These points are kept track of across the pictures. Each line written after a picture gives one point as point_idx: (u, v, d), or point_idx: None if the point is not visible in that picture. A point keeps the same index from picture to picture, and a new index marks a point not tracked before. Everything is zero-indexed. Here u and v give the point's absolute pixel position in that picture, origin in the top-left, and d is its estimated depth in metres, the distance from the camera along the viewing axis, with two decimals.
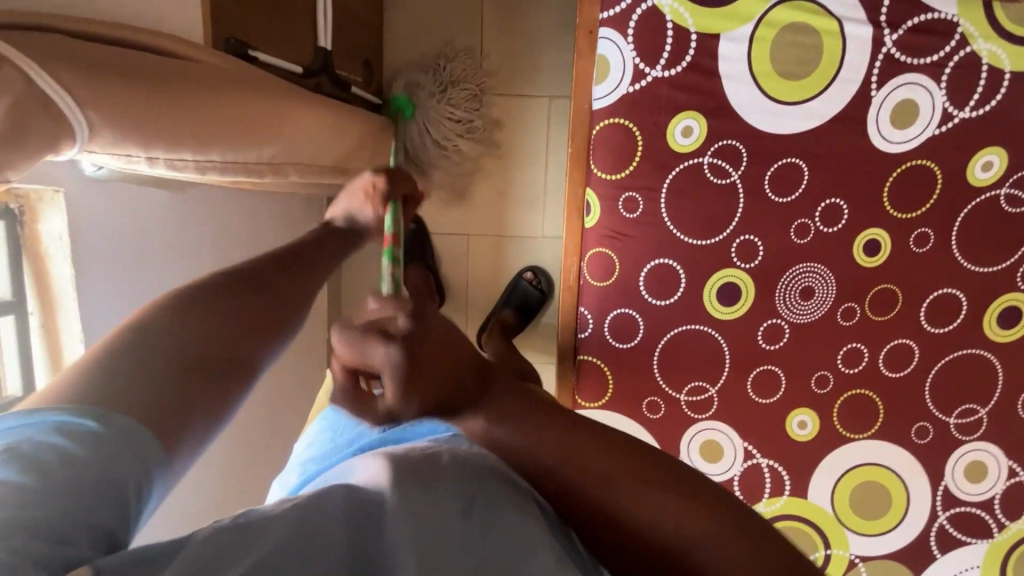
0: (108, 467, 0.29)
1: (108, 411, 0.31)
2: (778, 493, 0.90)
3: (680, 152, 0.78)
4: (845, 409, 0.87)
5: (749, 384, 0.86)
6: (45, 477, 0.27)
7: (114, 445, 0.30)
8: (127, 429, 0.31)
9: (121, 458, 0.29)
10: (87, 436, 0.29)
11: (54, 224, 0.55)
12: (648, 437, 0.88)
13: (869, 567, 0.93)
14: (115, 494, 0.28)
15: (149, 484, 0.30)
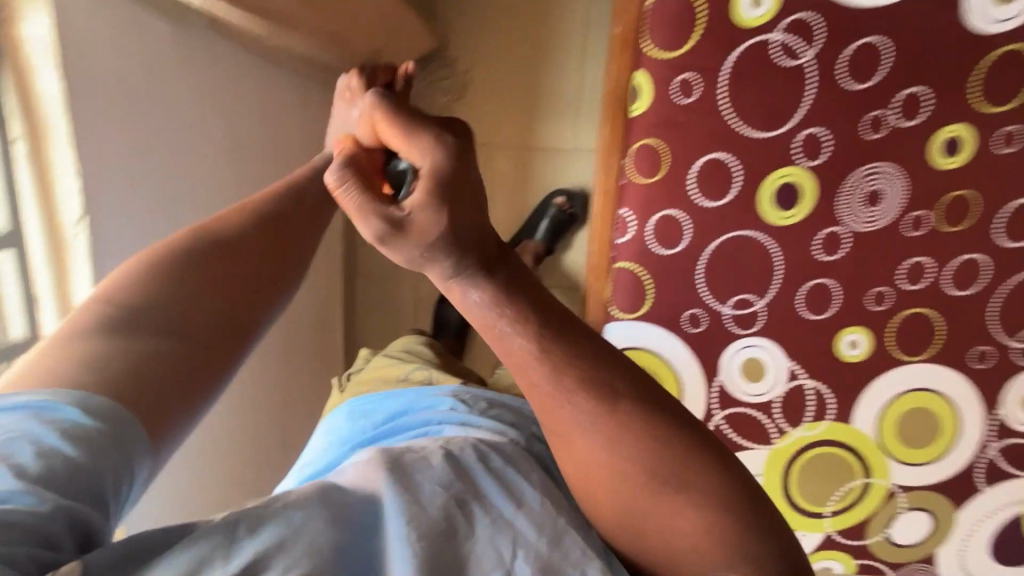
0: (102, 458, 0.39)
1: (88, 395, 0.41)
2: (821, 418, 0.85)
3: (747, 27, 0.69)
4: (901, 328, 0.81)
5: (801, 298, 0.80)
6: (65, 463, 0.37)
7: (109, 438, 0.40)
8: (121, 418, 0.41)
9: (111, 449, 0.39)
10: (87, 429, 0.39)
11: (36, 26, 0.50)
12: (686, 353, 0.82)
13: (908, 498, 0.89)
14: (93, 489, 0.38)
15: (135, 470, 0.41)
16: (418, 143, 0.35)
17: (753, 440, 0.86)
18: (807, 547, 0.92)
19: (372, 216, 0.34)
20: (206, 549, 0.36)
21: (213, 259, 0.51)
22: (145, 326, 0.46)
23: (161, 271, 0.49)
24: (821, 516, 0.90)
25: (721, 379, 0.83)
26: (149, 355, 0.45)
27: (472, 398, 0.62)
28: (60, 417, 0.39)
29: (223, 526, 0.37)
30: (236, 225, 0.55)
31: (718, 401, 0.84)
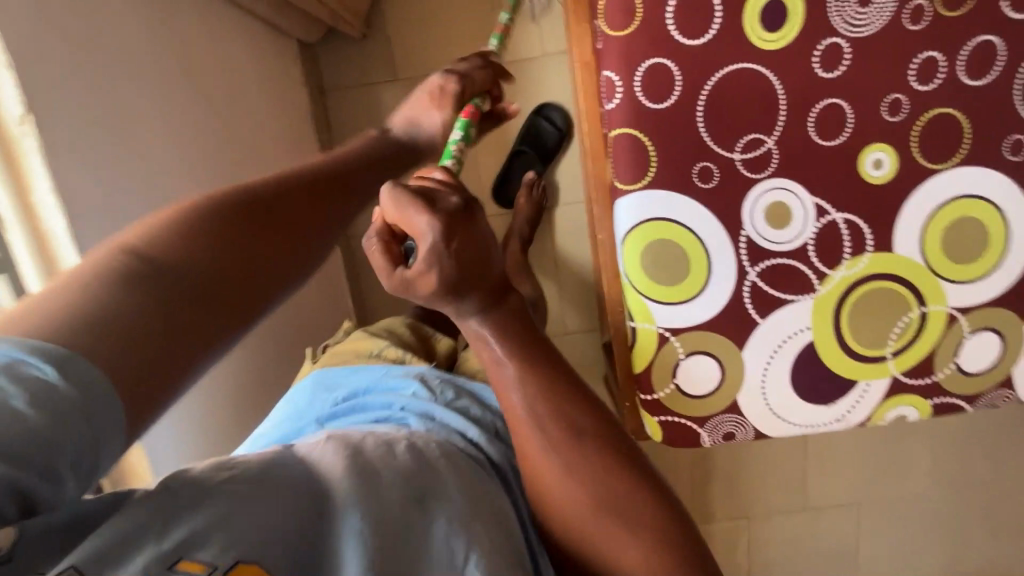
0: (64, 435, 0.35)
1: (69, 355, 0.37)
2: (861, 252, 0.80)
3: None
4: (925, 135, 0.76)
5: (812, 125, 0.75)
6: (27, 433, 0.34)
7: (72, 413, 0.35)
8: (93, 397, 0.36)
9: (79, 425, 0.35)
10: (47, 388, 0.35)
11: None
12: (704, 213, 0.78)
13: (971, 322, 0.83)
14: (52, 466, 0.34)
15: (101, 449, 0.37)
16: (419, 220, 0.46)
17: (795, 292, 0.81)
18: (875, 397, 0.87)
19: (394, 267, 0.48)
20: (133, 525, 0.38)
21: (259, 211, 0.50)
22: (167, 277, 0.43)
23: (197, 221, 0.47)
24: (884, 360, 0.85)
25: (746, 233, 0.78)
26: (164, 303, 0.42)
27: (436, 389, 0.72)
28: (34, 373, 0.35)
29: (165, 500, 0.40)
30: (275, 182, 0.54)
31: (749, 257, 0.80)
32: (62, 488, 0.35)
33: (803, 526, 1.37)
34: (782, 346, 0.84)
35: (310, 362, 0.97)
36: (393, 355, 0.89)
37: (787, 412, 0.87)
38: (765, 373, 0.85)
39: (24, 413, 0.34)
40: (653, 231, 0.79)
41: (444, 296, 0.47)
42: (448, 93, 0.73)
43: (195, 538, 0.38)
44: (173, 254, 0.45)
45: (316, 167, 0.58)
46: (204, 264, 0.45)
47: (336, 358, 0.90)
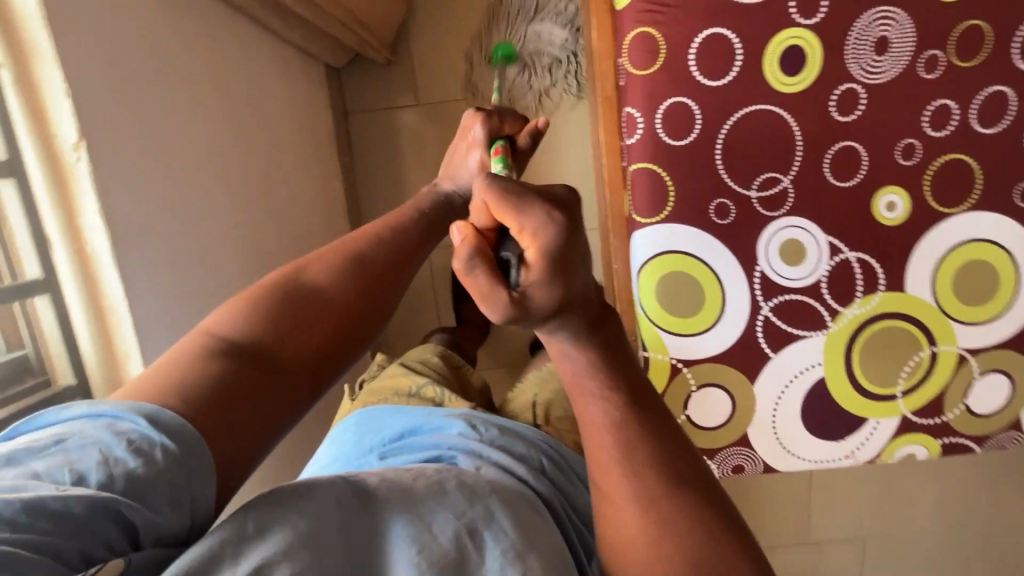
0: (170, 480, 0.40)
1: (161, 411, 0.43)
2: (873, 291, 0.81)
3: None
4: (938, 180, 0.77)
5: (827, 166, 0.77)
6: (133, 482, 0.39)
7: (177, 460, 0.41)
8: (192, 443, 0.42)
9: (179, 473, 0.41)
10: (145, 433, 0.41)
11: None
12: (720, 247, 0.79)
13: (981, 363, 0.84)
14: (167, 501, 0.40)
15: (201, 490, 0.42)
16: (531, 217, 0.39)
17: (807, 328, 0.82)
18: (884, 435, 0.87)
19: (500, 302, 0.39)
20: (217, 546, 0.40)
21: (310, 306, 0.55)
22: (246, 364, 0.50)
23: (263, 311, 0.54)
24: (894, 398, 0.85)
25: (760, 268, 0.80)
26: (249, 395, 0.48)
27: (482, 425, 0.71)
28: (132, 428, 0.41)
29: (234, 527, 0.41)
30: (337, 270, 0.58)
31: (763, 292, 0.81)
32: (154, 505, 0.39)
33: (806, 560, 1.35)
34: (793, 381, 0.84)
35: (349, 401, 1.00)
36: (432, 395, 0.91)
37: (796, 446, 0.87)
38: (776, 407, 0.85)
39: (125, 463, 0.39)
40: (668, 264, 0.80)
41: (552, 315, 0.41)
42: (477, 138, 0.72)
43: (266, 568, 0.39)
44: (245, 340, 0.51)
45: (370, 241, 0.62)
46: (282, 348, 0.52)
47: (374, 397, 0.92)
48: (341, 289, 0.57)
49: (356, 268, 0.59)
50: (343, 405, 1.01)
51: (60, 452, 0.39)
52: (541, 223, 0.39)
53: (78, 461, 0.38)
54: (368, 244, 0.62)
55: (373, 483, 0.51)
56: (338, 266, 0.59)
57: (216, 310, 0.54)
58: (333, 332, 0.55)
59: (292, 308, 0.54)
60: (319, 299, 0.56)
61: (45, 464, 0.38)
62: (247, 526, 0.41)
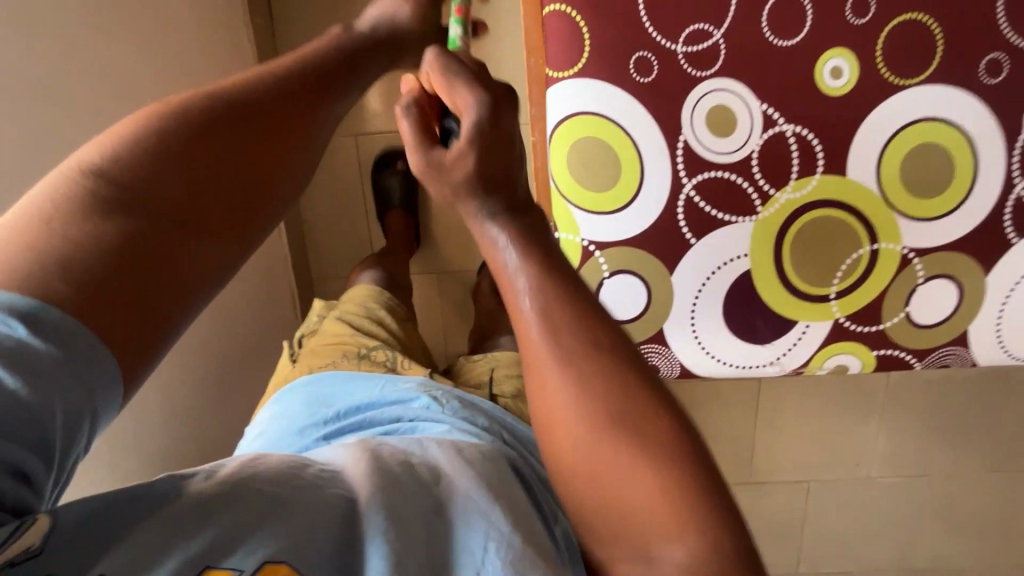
0: (63, 401, 0.35)
1: (43, 305, 0.35)
2: (810, 174, 0.72)
3: None
4: (893, 42, 0.68)
5: (765, 19, 0.67)
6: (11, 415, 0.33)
7: (70, 372, 0.35)
8: (97, 353, 0.36)
9: (74, 393, 0.35)
10: (17, 341, 0.34)
11: None
12: (640, 111, 0.71)
13: (926, 266, 0.75)
14: (49, 430, 0.34)
15: (101, 409, 0.37)
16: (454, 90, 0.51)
17: (734, 212, 0.74)
18: (813, 341, 0.80)
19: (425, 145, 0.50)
20: (169, 532, 0.38)
21: (228, 125, 0.47)
22: (146, 210, 0.41)
23: (178, 134, 0.45)
24: (827, 300, 0.77)
25: (683, 138, 0.71)
26: (137, 242, 0.40)
27: (443, 395, 0.74)
28: (5, 331, 0.34)
29: (195, 513, 0.40)
30: (270, 87, 0.51)
31: (686, 167, 0.72)
32: (55, 463, 0.35)
33: (746, 501, 1.30)
34: (715, 272, 0.77)
35: (288, 362, 0.93)
36: (382, 359, 0.89)
37: (716, 348, 0.80)
38: (696, 301, 0.78)
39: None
40: (583, 127, 0.72)
41: (481, 186, 0.48)
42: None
43: (227, 543, 0.38)
44: (137, 177, 0.42)
45: (272, 72, 0.53)
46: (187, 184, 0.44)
47: (318, 362, 0.87)
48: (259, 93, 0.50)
49: (272, 95, 0.51)
50: (280, 369, 0.93)
51: None
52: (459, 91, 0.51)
53: None
54: (286, 74, 0.54)
55: (343, 461, 0.51)
56: (251, 92, 0.50)
57: (89, 143, 0.43)
58: (259, 173, 0.48)
59: (201, 138, 0.45)
60: (237, 117, 0.48)
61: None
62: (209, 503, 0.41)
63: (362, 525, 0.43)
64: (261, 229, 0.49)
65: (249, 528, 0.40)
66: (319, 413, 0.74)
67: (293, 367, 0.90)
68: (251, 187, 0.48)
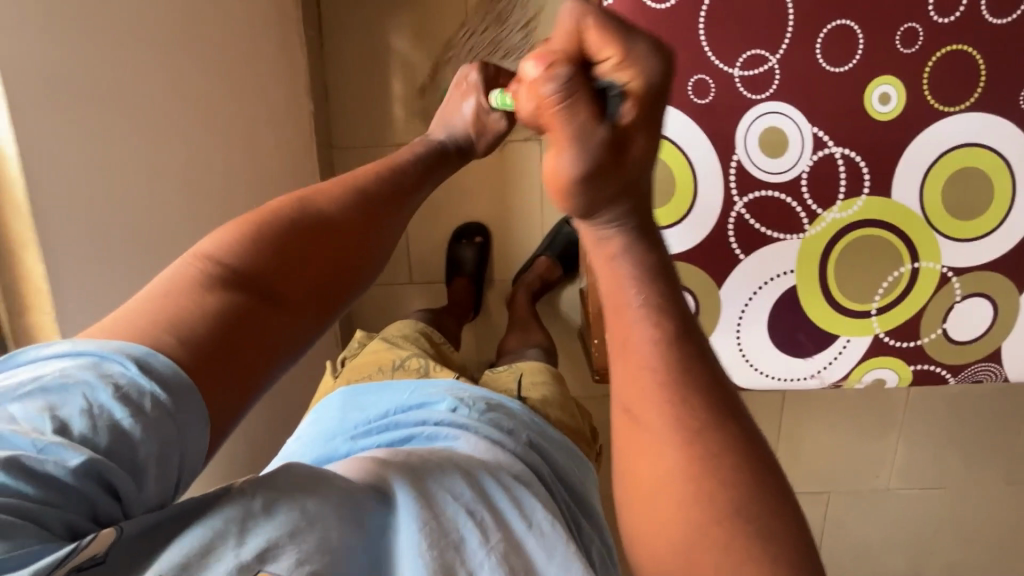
0: (157, 436, 0.37)
1: (152, 350, 0.39)
2: (856, 195, 0.75)
3: None
4: (939, 71, 0.71)
5: (819, 47, 0.71)
6: (119, 442, 0.36)
7: (169, 413, 0.38)
8: (190, 398, 0.39)
9: (169, 428, 0.38)
10: (128, 376, 0.37)
11: None
12: (696, 131, 0.73)
13: (964, 284, 0.78)
14: (137, 465, 0.36)
15: (190, 449, 0.39)
16: (622, 53, 0.39)
17: (782, 230, 0.77)
18: (854, 355, 0.82)
19: (592, 142, 0.38)
20: (217, 527, 0.37)
21: (314, 234, 0.49)
22: (249, 294, 0.44)
23: (270, 233, 0.47)
24: (867, 315, 0.80)
25: (737, 158, 0.74)
26: (235, 331, 0.42)
27: (470, 398, 0.73)
28: (119, 371, 0.37)
29: (238, 505, 0.39)
30: (347, 196, 0.53)
31: (738, 186, 0.75)
32: (144, 485, 0.37)
33: None
34: (761, 288, 0.79)
35: (330, 376, 0.96)
36: (416, 366, 0.90)
37: (760, 361, 0.82)
38: (742, 315, 0.80)
39: (113, 413, 0.36)
40: None
41: (626, 177, 0.39)
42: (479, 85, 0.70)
43: (276, 545, 0.37)
44: (246, 269, 0.45)
45: (370, 175, 0.56)
46: (280, 272, 0.46)
47: (355, 375, 0.89)
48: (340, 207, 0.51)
49: (360, 201, 0.53)
50: (323, 383, 0.96)
51: (35, 398, 0.36)
52: (627, 62, 0.39)
53: (59, 411, 0.35)
54: (371, 177, 0.56)
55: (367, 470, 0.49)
56: (344, 197, 0.52)
57: (213, 232, 0.47)
58: (330, 271, 0.49)
59: (290, 243, 0.47)
60: (323, 229, 0.49)
61: (22, 409, 0.35)
62: (252, 505, 0.39)
63: (393, 541, 0.42)
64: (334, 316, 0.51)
65: (286, 529, 0.38)
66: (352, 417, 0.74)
67: (334, 379, 0.92)
68: (328, 294, 0.49)
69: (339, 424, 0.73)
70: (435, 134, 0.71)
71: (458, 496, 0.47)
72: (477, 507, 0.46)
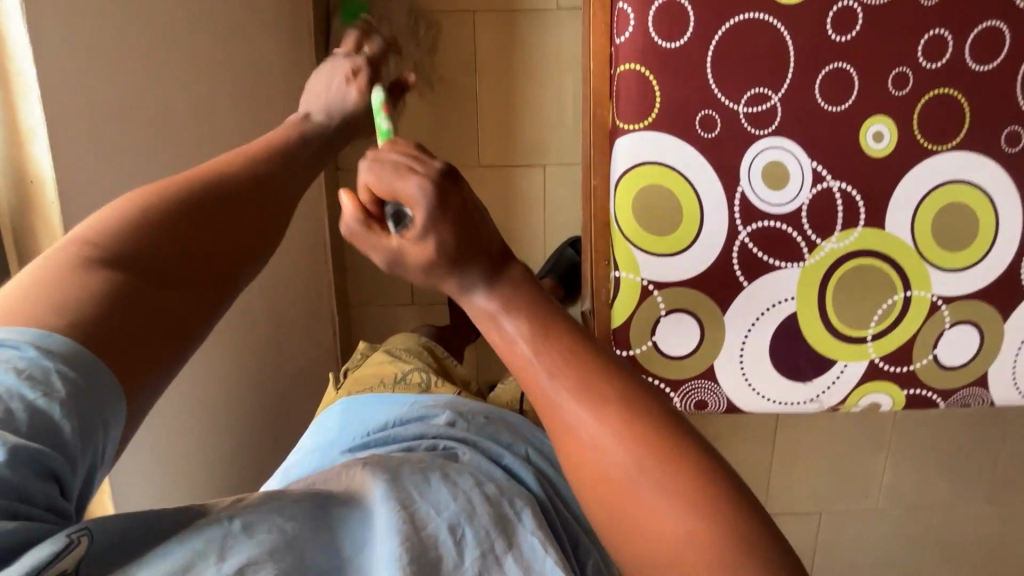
0: (78, 414, 0.41)
1: (47, 333, 0.41)
2: (852, 225, 0.79)
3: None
4: (928, 112, 0.76)
5: (818, 87, 0.75)
6: (40, 428, 0.40)
7: (77, 389, 0.41)
8: (100, 376, 0.42)
9: (85, 404, 0.41)
10: (29, 360, 0.40)
11: None
12: (702, 163, 0.76)
13: (953, 312, 0.82)
14: (57, 449, 0.40)
15: (103, 421, 0.42)
16: (406, 181, 0.43)
17: (783, 258, 0.80)
18: (850, 380, 0.85)
19: (374, 252, 0.44)
20: (197, 549, 0.42)
21: (201, 212, 0.53)
22: (140, 276, 0.48)
23: (160, 219, 0.51)
24: (863, 341, 0.83)
25: (741, 189, 0.77)
26: (122, 312, 0.45)
27: (469, 414, 0.74)
28: (16, 355, 0.40)
29: (217, 529, 0.44)
30: (239, 174, 0.58)
31: (741, 216, 0.78)
32: (78, 464, 0.41)
33: None
34: (763, 315, 0.82)
35: (332, 389, 0.95)
36: (418, 380, 0.90)
37: (762, 385, 0.85)
38: (745, 341, 0.83)
39: (25, 397, 0.39)
40: (647, 176, 0.77)
41: (444, 268, 0.44)
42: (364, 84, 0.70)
43: (255, 562, 0.42)
44: (130, 249, 0.48)
45: (260, 161, 0.61)
46: (182, 253, 0.51)
47: (357, 387, 0.88)
48: (231, 190, 0.56)
49: (248, 182, 0.58)
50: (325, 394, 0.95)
51: None
52: (412, 186, 0.43)
53: None
54: (260, 162, 0.61)
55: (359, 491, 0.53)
56: (235, 181, 0.57)
57: (90, 221, 0.49)
58: (241, 244, 0.55)
59: (185, 227, 0.51)
60: (216, 213, 0.54)
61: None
62: (229, 527, 0.44)
63: (374, 550, 0.47)
64: (241, 283, 0.56)
65: (265, 547, 0.43)
66: (352, 431, 0.74)
67: (337, 392, 0.91)
68: (219, 274, 0.53)
69: (339, 434, 0.74)
70: (312, 111, 0.70)
71: (442, 511, 0.51)
72: (460, 521, 0.50)
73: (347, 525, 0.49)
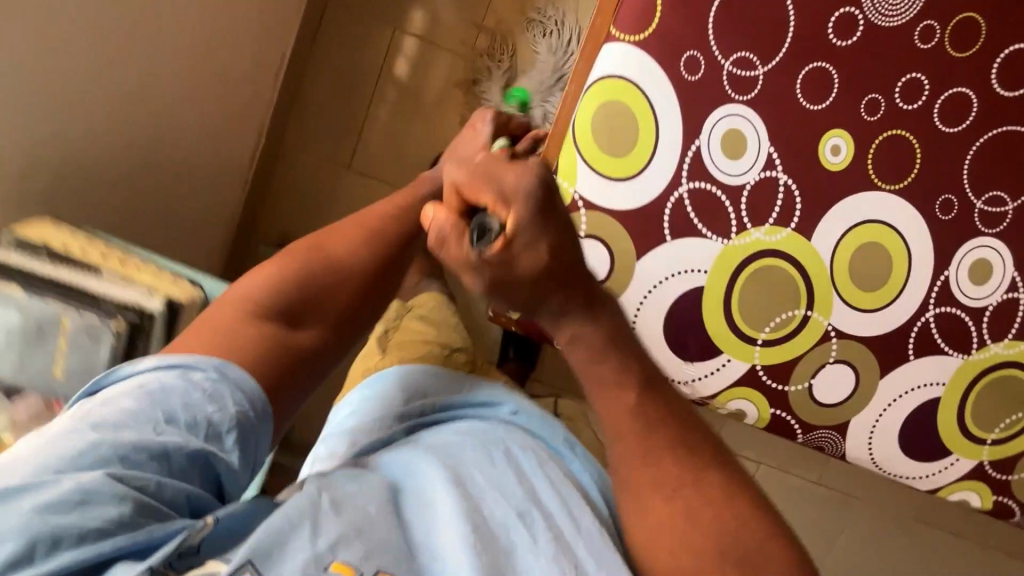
0: (247, 430, 0.48)
1: (225, 362, 0.48)
2: (784, 224, 0.79)
3: None
4: (885, 148, 0.78)
5: (801, 78, 0.76)
6: (208, 438, 0.46)
7: (252, 413, 0.48)
8: (264, 413, 0.49)
9: (255, 425, 0.48)
10: (208, 377, 0.47)
11: None
12: (673, 101, 0.76)
13: (840, 350, 0.84)
14: (218, 463, 0.46)
15: (258, 445, 0.49)
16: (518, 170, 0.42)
17: (709, 227, 0.79)
18: (726, 378, 0.84)
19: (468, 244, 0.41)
20: (295, 515, 0.44)
21: (325, 282, 0.56)
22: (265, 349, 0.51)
23: (287, 286, 0.54)
24: (753, 343, 0.83)
25: (697, 144, 0.77)
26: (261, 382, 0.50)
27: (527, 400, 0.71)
28: (201, 377, 0.47)
29: (308, 501, 0.46)
30: (359, 246, 0.59)
31: (688, 170, 0.78)
32: (235, 458, 0.47)
33: None
34: (669, 278, 0.81)
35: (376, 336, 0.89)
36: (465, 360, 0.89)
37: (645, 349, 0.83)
38: (645, 297, 0.81)
39: (205, 409, 0.46)
40: (614, 92, 0.76)
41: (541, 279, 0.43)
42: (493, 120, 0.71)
43: (344, 538, 0.44)
44: (280, 306, 0.53)
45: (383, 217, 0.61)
46: (319, 313, 0.55)
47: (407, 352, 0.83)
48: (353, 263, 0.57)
49: (375, 251, 0.59)
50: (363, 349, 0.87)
51: (139, 401, 0.45)
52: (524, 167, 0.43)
53: (158, 422, 0.45)
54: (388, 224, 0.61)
55: (422, 470, 0.54)
56: (359, 244, 0.59)
57: (243, 280, 0.54)
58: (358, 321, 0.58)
59: (310, 299, 0.55)
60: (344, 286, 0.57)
61: (129, 416, 0.44)
62: (320, 499, 0.46)
63: (439, 528, 0.48)
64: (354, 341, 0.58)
65: (352, 527, 0.45)
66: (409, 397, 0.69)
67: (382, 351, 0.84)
68: (349, 334, 0.57)
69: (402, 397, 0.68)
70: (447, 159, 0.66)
71: (511, 500, 0.52)
72: (527, 512, 0.51)
73: (416, 513, 0.50)
